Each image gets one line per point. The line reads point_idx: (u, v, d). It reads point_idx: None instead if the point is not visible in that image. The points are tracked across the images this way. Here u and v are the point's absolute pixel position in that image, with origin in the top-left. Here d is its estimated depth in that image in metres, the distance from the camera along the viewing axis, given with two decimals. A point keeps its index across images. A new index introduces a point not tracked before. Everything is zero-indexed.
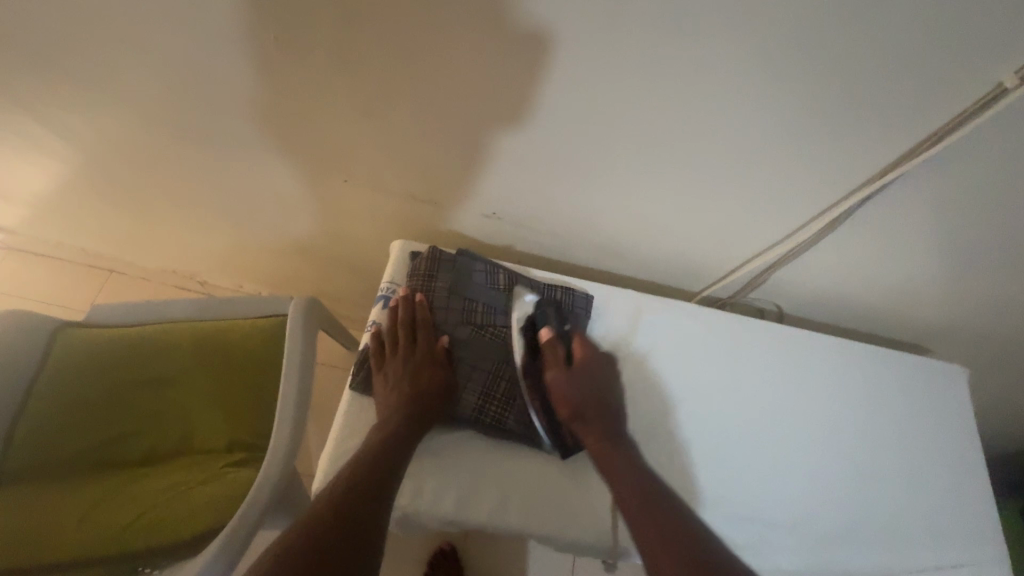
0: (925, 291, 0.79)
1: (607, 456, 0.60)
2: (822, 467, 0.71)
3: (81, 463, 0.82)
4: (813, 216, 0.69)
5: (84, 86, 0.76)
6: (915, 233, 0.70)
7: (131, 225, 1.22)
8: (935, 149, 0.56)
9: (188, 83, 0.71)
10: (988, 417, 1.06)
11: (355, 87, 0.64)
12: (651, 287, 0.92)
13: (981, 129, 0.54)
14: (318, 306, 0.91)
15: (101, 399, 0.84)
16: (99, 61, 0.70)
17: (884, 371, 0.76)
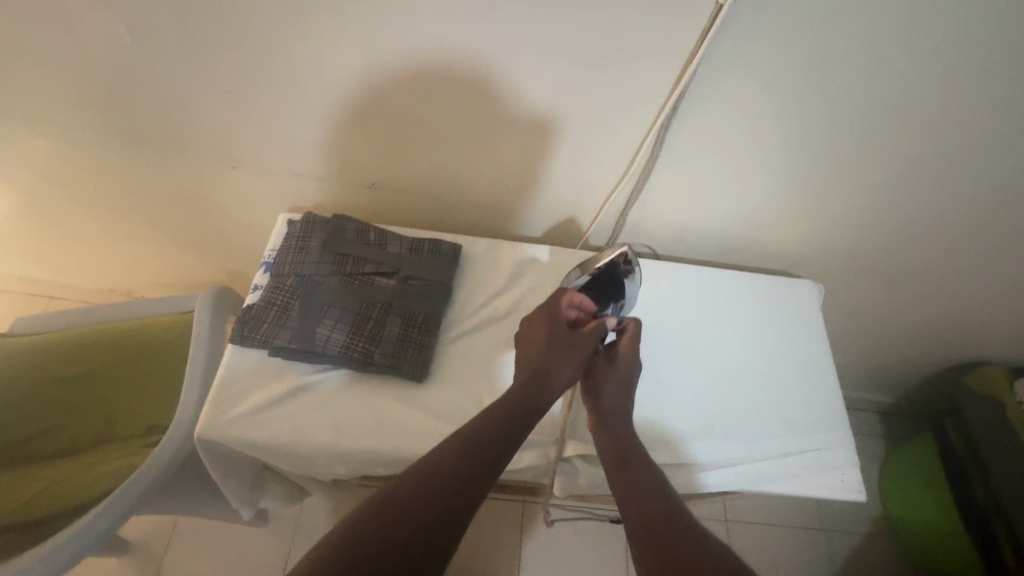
0: (770, 211, 0.87)
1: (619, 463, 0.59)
2: (684, 379, 0.75)
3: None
4: (636, 142, 0.77)
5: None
6: (729, 149, 0.77)
7: (63, 249, 1.27)
8: (697, 57, 0.65)
9: (78, 86, 0.81)
10: (880, 335, 1.15)
11: (221, 61, 0.74)
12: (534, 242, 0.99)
13: (722, 34, 0.63)
14: (230, 293, 0.95)
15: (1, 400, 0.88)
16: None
17: (736, 299, 0.83)
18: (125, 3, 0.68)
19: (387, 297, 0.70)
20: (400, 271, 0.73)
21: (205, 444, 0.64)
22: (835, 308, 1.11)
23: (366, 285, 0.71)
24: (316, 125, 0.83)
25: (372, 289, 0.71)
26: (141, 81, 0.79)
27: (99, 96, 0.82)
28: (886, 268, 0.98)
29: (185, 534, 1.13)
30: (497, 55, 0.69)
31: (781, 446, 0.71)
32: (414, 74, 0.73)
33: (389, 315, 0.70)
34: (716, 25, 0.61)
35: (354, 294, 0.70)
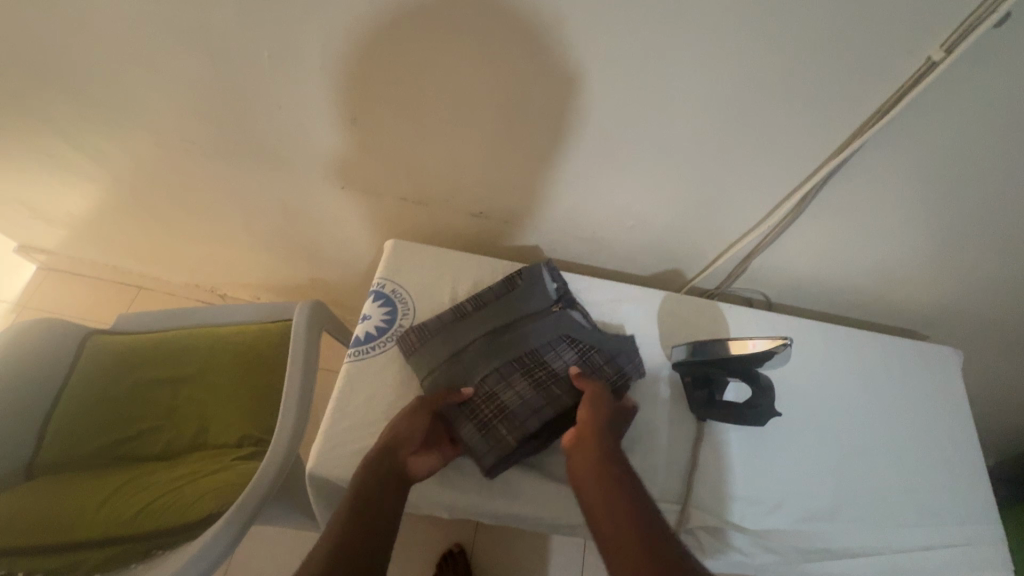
0: (911, 272, 0.79)
1: (597, 477, 0.52)
2: (812, 452, 0.70)
3: (95, 462, 0.88)
4: (779, 196, 0.72)
5: (120, 114, 0.86)
6: (884, 210, 0.70)
7: (161, 245, 1.31)
8: (883, 118, 0.58)
9: (200, 103, 0.80)
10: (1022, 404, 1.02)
11: (355, 98, 0.72)
12: (634, 279, 0.95)
13: (920, 96, 0.56)
14: (325, 309, 0.95)
15: (111, 400, 0.91)
16: (121, 85, 0.79)
17: (869, 371, 0.77)
18: (257, 35, 0.66)
19: (523, 385, 0.65)
20: (474, 354, 0.67)
21: (315, 480, 0.63)
22: (976, 374, 0.98)
23: (504, 406, 0.64)
24: (433, 158, 0.80)
25: (517, 398, 0.64)
26: (267, 106, 0.78)
27: (220, 116, 0.82)
28: None
29: (260, 537, 1.16)
30: (651, 111, 0.64)
31: (919, 537, 0.67)
32: (547, 126, 0.69)
33: (538, 387, 0.65)
34: (917, 88, 0.54)
35: (514, 419, 0.63)
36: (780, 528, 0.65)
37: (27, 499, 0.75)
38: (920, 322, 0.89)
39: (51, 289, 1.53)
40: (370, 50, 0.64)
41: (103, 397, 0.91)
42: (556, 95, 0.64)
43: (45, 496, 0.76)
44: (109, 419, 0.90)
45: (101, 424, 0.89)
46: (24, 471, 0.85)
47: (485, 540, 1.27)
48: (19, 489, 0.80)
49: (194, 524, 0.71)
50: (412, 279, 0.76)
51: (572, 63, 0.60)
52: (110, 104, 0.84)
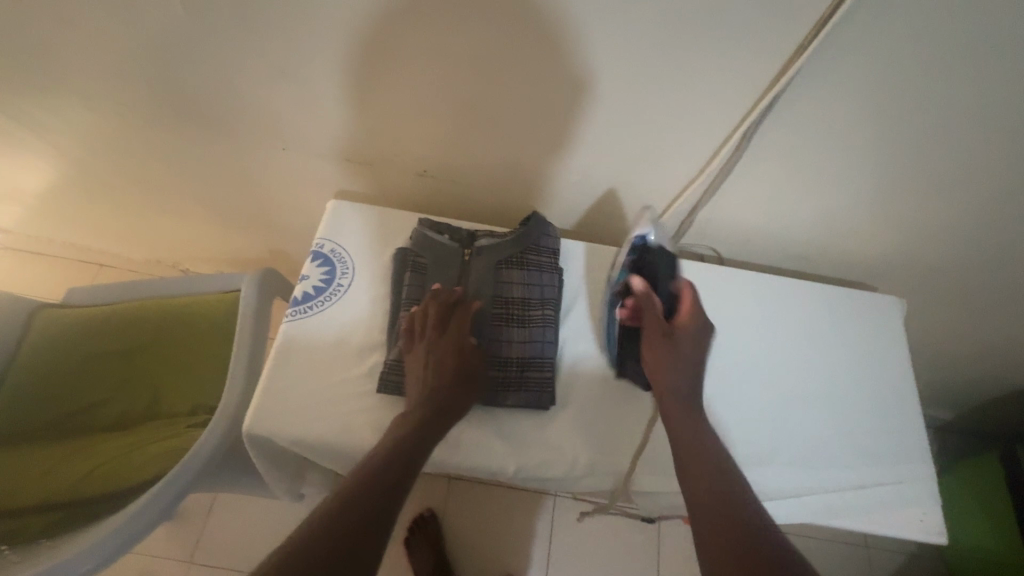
0: (857, 220, 0.79)
1: (692, 455, 0.54)
2: (748, 398, 0.72)
3: (42, 435, 0.87)
4: (717, 143, 0.70)
5: (43, 78, 0.82)
6: (822, 157, 0.69)
7: (114, 218, 1.28)
8: (804, 54, 0.56)
9: (122, 64, 0.77)
10: (976, 353, 1.04)
11: (277, 50, 0.69)
12: (587, 237, 0.94)
13: (841, 28, 0.54)
14: (277, 276, 0.94)
15: (56, 373, 0.90)
16: (36, 45, 0.75)
17: (810, 319, 0.78)
18: None
19: (516, 330, 0.68)
20: None
21: (251, 440, 0.63)
22: (929, 324, 0.99)
23: (521, 358, 0.67)
24: (369, 115, 0.77)
25: (522, 345, 0.67)
26: (192, 63, 0.74)
27: (146, 77, 0.79)
28: (997, 283, 0.86)
29: (229, 507, 1.17)
30: (573, 54, 0.61)
31: (852, 478, 0.68)
32: (473, 72, 0.66)
33: (524, 322, 0.68)
34: (835, 18, 0.52)
35: (537, 362, 0.67)
36: None
37: None
38: (871, 272, 0.89)
39: (8, 268, 1.50)
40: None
41: (47, 371, 0.89)
42: (474, 40, 0.62)
43: None
44: (55, 392, 0.89)
45: (48, 397, 0.88)
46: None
47: (457, 504, 1.29)
48: None
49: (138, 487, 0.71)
50: (350, 239, 0.75)
51: (483, 3, 0.57)
52: (30, 67, 0.80)
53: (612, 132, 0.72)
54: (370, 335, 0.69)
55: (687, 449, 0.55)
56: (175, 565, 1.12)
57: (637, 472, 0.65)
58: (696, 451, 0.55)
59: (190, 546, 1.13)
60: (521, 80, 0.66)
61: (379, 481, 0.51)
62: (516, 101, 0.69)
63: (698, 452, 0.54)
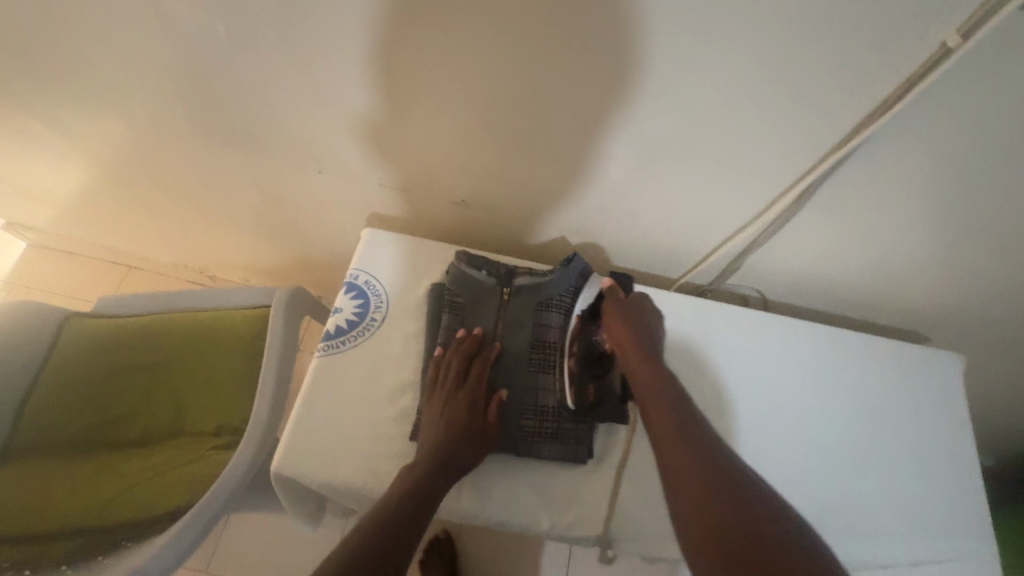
0: (917, 273, 0.75)
1: (675, 442, 0.49)
2: (798, 461, 0.69)
3: (71, 449, 0.87)
4: (776, 190, 0.67)
5: (89, 90, 0.82)
6: (888, 209, 0.66)
7: (146, 224, 1.28)
8: (892, 110, 0.53)
9: (170, 81, 0.76)
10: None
11: (325, 78, 0.67)
12: (622, 272, 0.90)
13: (936, 84, 0.51)
14: (305, 297, 0.92)
15: (89, 386, 0.90)
16: (87, 60, 0.75)
17: (866, 378, 0.74)
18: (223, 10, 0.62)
19: (554, 379, 0.65)
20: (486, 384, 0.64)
21: (279, 479, 0.61)
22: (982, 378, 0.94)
23: (557, 409, 0.64)
24: (410, 144, 0.75)
25: (559, 395, 0.65)
26: (239, 84, 0.73)
27: (192, 95, 0.78)
28: None
29: (246, 520, 1.16)
30: (640, 98, 0.59)
31: (900, 552, 0.66)
32: (533, 111, 0.64)
33: (562, 370, 0.66)
34: (933, 75, 0.49)
35: (574, 414, 0.64)
36: None
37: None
38: (926, 324, 0.85)
39: (40, 265, 1.51)
40: (337, 26, 0.60)
41: (80, 384, 0.89)
42: (535, 80, 0.59)
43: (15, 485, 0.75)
44: (87, 405, 0.89)
45: (79, 410, 0.88)
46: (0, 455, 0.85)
47: (473, 528, 1.27)
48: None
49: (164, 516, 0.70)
50: (386, 270, 0.73)
51: (553, 48, 0.55)
52: (79, 81, 0.80)
53: (669, 175, 0.69)
54: (404, 374, 0.67)
55: (671, 436, 0.49)
56: None
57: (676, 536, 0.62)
58: (686, 437, 0.49)
59: (204, 559, 1.13)
60: (579, 121, 0.63)
61: (395, 529, 0.50)
62: (570, 139, 0.67)
63: (695, 441, 0.49)
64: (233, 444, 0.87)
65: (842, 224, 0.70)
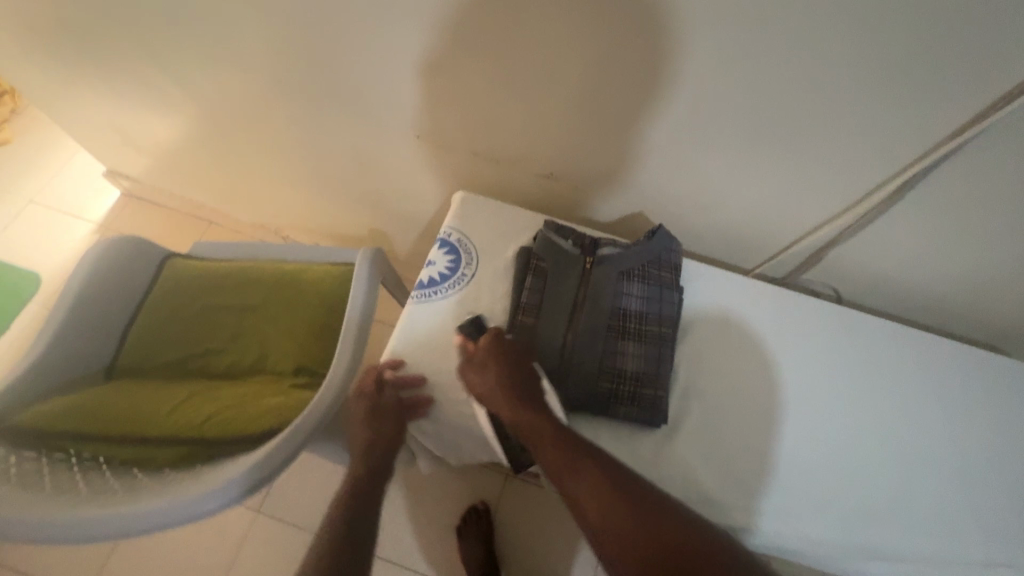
0: (1005, 283, 0.74)
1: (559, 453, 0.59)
2: (864, 450, 0.69)
3: (168, 373, 0.94)
4: (870, 184, 0.67)
5: (216, 46, 0.89)
6: (987, 212, 0.65)
7: (233, 181, 1.37)
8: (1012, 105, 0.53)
9: (292, 45, 0.83)
10: None
11: (440, 49, 0.72)
12: (694, 258, 0.92)
13: None
14: (385, 258, 0.98)
15: (188, 319, 0.98)
16: (221, 17, 0.82)
17: (945, 378, 0.74)
18: None
19: (632, 344, 0.68)
20: (568, 342, 0.67)
21: (370, 410, 0.66)
22: None
23: (634, 372, 0.67)
24: (509, 116, 0.79)
25: (637, 359, 0.67)
26: (357, 50, 0.79)
27: (308, 56, 0.84)
28: None
29: (299, 467, 1.23)
30: (750, 82, 0.60)
31: (976, 551, 0.64)
32: (637, 87, 0.66)
33: (639, 337, 0.68)
34: None
35: (651, 378, 0.67)
36: (805, 508, 0.65)
37: (111, 400, 0.82)
38: (1006, 339, 0.83)
39: (129, 214, 1.63)
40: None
41: (179, 316, 0.97)
42: (649, 57, 0.62)
43: (126, 399, 0.83)
44: (184, 336, 0.97)
45: (177, 340, 0.96)
46: (106, 371, 0.93)
47: (509, 503, 1.30)
48: (105, 386, 0.88)
49: (257, 437, 0.76)
50: (477, 231, 0.77)
51: (669, 28, 0.58)
52: (208, 36, 0.87)
53: (763, 162, 0.70)
54: (488, 329, 0.71)
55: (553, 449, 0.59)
56: (245, 513, 1.18)
57: (738, 510, 0.64)
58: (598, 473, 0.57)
59: (259, 497, 1.20)
60: (681, 99, 0.65)
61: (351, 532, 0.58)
62: (670, 119, 0.69)
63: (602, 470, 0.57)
64: (310, 384, 0.93)
65: (935, 224, 0.69)
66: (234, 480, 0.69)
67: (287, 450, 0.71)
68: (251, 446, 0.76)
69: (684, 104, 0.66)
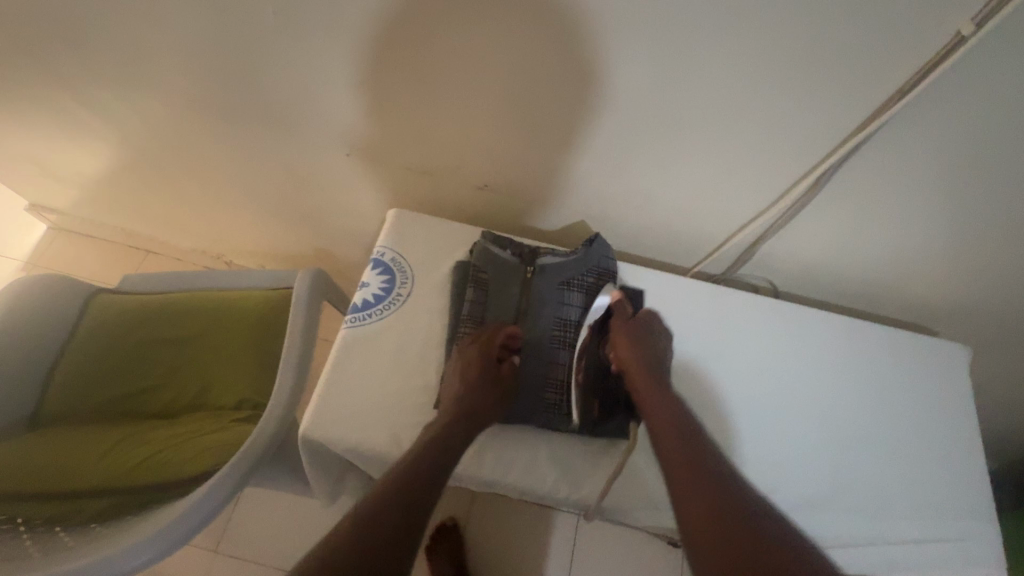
0: (924, 264, 0.77)
1: (687, 472, 0.53)
2: (805, 440, 0.70)
3: (97, 417, 0.89)
4: (791, 177, 0.69)
5: (127, 70, 0.85)
6: (899, 197, 0.68)
7: (167, 208, 1.31)
8: (907, 96, 0.55)
9: (207, 65, 0.79)
10: None
11: (360, 64, 0.70)
12: (637, 259, 0.92)
13: (947, 71, 0.53)
14: (326, 278, 0.95)
15: (115, 358, 0.92)
16: (128, 40, 0.78)
17: (877, 361, 0.76)
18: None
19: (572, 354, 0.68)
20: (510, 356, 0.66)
21: (307, 442, 0.63)
22: (983, 374, 0.96)
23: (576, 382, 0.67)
24: (437, 128, 0.78)
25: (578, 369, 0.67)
26: (274, 67, 0.76)
27: (225, 77, 0.81)
28: None
29: (257, 501, 1.18)
30: (666, 83, 0.61)
31: (913, 531, 0.66)
32: (560, 93, 0.66)
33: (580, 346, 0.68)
34: (946, 61, 0.51)
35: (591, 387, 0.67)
36: None
37: (29, 453, 0.76)
38: (933, 316, 0.86)
39: (59, 249, 1.54)
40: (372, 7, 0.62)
41: (106, 357, 0.92)
42: (567, 62, 0.62)
43: (47, 450, 0.77)
44: (112, 376, 0.91)
45: (104, 382, 0.91)
46: (27, 421, 0.87)
47: (478, 516, 1.28)
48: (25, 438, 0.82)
49: (191, 479, 0.72)
50: (412, 248, 0.75)
51: (580, 33, 0.58)
52: (116, 60, 0.83)
53: (689, 161, 0.71)
54: (428, 347, 0.69)
55: (683, 466, 0.54)
56: (199, 554, 1.13)
57: None
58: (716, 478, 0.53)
59: (214, 537, 1.14)
60: (604, 102, 0.65)
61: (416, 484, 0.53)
62: (596, 122, 0.69)
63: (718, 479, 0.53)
64: (253, 417, 0.89)
65: (855, 212, 0.72)
66: (166, 529, 0.65)
67: (224, 491, 0.68)
68: (185, 489, 0.72)
69: (607, 108, 0.66)
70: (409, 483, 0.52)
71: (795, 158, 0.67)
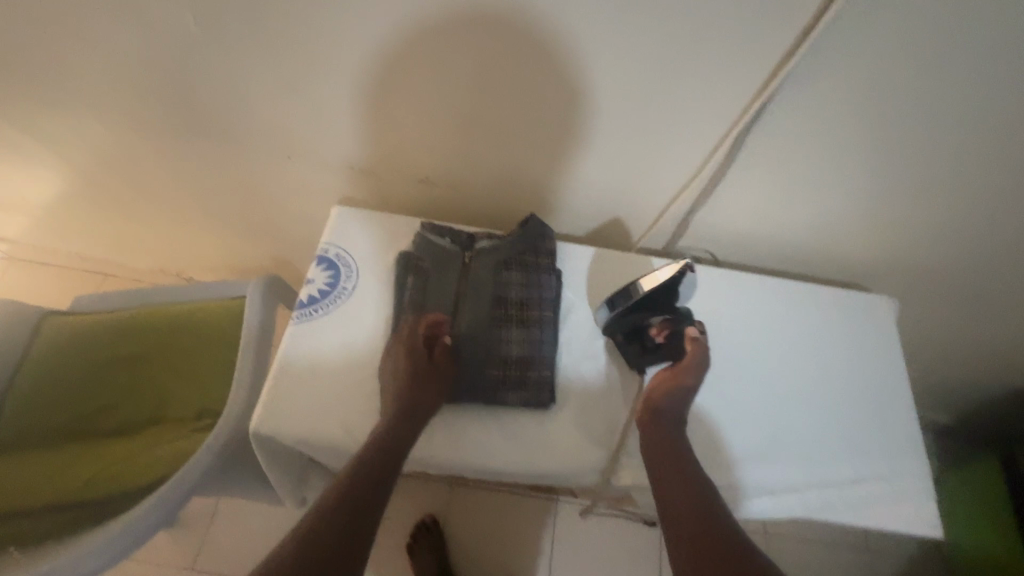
0: (846, 221, 0.81)
1: (674, 476, 0.57)
2: (744, 397, 0.73)
3: (51, 439, 0.88)
4: (708, 147, 0.72)
5: (54, 90, 0.85)
6: (811, 159, 0.71)
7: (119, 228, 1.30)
8: (792, 60, 0.58)
9: (134, 79, 0.80)
10: (975, 352, 1.04)
11: (282, 66, 0.72)
12: (584, 240, 0.95)
13: (826, 34, 0.56)
14: (279, 282, 0.95)
15: (66, 378, 0.91)
16: (50, 59, 0.78)
17: (808, 318, 0.80)
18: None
19: (514, 331, 0.69)
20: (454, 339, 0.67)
21: (256, 438, 0.64)
22: (922, 322, 1.00)
23: (520, 357, 0.68)
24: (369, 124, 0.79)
25: (522, 345, 0.69)
26: (199, 75, 0.77)
27: (153, 89, 0.81)
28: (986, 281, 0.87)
29: (232, 514, 1.17)
30: (574, 63, 0.64)
31: (848, 472, 0.70)
32: (477, 79, 0.68)
33: (522, 323, 0.70)
34: (822, 24, 0.54)
35: (537, 361, 0.69)
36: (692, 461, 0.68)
37: None
38: (865, 270, 0.90)
39: (14, 279, 1.51)
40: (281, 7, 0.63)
41: (56, 377, 0.91)
42: (478, 49, 0.64)
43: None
44: (64, 397, 0.90)
45: (56, 403, 0.90)
46: None
47: (458, 510, 1.29)
48: None
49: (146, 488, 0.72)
50: (353, 243, 0.77)
51: (485, 18, 0.60)
52: (42, 80, 0.83)
53: (612, 138, 0.73)
54: (373, 336, 0.70)
55: (672, 469, 0.58)
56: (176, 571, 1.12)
57: (632, 470, 0.67)
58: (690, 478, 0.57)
59: (191, 553, 1.14)
60: (520, 85, 0.68)
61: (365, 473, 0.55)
62: (517, 106, 0.71)
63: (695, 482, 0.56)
64: (211, 425, 0.89)
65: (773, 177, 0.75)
66: (120, 537, 0.65)
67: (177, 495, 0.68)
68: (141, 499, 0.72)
69: (525, 90, 0.68)
70: (363, 473, 0.55)
71: (709, 128, 0.70)
